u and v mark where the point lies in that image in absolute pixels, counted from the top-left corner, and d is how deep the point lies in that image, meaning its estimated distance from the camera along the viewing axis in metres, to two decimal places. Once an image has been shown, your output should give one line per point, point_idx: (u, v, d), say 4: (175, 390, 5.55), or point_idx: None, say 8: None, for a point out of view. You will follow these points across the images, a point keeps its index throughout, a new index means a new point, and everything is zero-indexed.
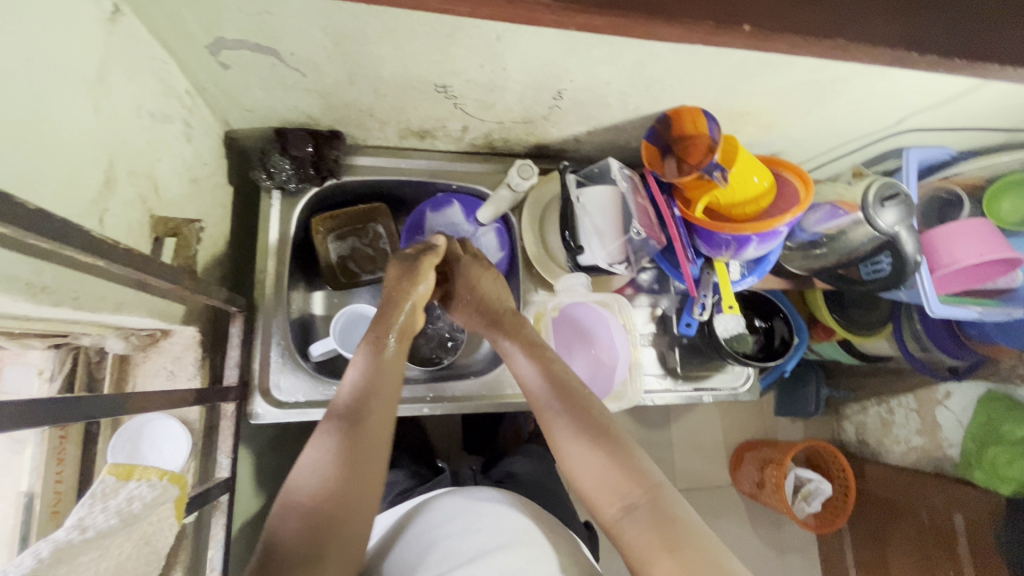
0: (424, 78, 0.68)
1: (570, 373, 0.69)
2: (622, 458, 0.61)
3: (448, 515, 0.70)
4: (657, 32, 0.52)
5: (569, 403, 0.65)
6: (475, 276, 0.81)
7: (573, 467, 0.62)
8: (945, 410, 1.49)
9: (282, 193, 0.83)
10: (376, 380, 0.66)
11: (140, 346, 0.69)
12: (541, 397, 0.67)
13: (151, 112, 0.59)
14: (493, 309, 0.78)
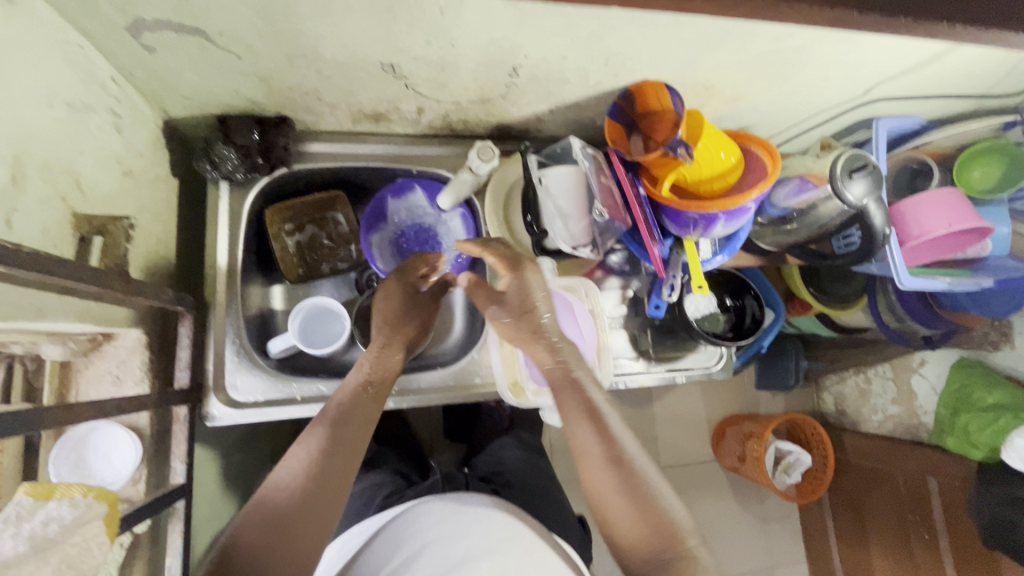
0: (369, 57, 0.64)
1: (593, 385, 0.69)
2: (642, 491, 0.61)
3: (438, 523, 0.68)
4: None
5: (596, 414, 0.66)
6: (529, 292, 0.73)
7: (590, 474, 0.63)
8: (921, 379, 1.52)
9: (231, 184, 0.79)
10: (358, 405, 0.68)
11: (81, 351, 0.65)
12: (561, 389, 0.69)
13: (67, 102, 0.54)
14: (535, 324, 0.72)
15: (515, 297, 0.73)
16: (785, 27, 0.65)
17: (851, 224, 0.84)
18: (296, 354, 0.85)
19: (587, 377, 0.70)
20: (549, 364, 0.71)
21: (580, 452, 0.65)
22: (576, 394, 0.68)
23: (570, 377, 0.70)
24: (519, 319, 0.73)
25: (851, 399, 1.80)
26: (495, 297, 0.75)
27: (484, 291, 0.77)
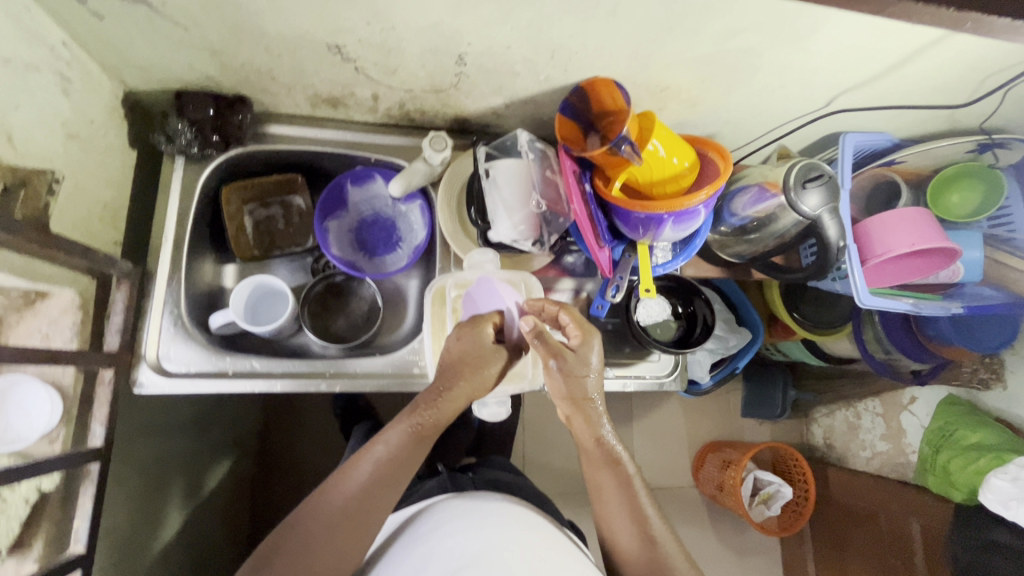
0: (312, 35, 0.66)
1: (629, 459, 0.74)
2: (654, 541, 0.69)
3: (455, 515, 0.71)
4: None
5: (625, 479, 0.72)
6: (592, 364, 0.72)
7: (619, 536, 0.71)
8: (911, 416, 1.44)
9: (186, 159, 0.81)
10: (401, 456, 0.67)
11: (11, 307, 0.63)
12: (597, 462, 0.74)
13: (5, 57, 0.56)
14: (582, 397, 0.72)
15: (579, 365, 0.72)
16: (727, 25, 0.64)
17: (809, 237, 0.82)
18: (240, 332, 0.85)
19: (624, 452, 0.74)
20: (590, 441, 0.74)
21: (612, 522, 0.72)
22: (610, 467, 0.73)
23: (608, 451, 0.73)
24: (570, 387, 0.72)
25: (840, 433, 1.73)
26: (555, 355, 0.72)
27: (546, 344, 0.73)
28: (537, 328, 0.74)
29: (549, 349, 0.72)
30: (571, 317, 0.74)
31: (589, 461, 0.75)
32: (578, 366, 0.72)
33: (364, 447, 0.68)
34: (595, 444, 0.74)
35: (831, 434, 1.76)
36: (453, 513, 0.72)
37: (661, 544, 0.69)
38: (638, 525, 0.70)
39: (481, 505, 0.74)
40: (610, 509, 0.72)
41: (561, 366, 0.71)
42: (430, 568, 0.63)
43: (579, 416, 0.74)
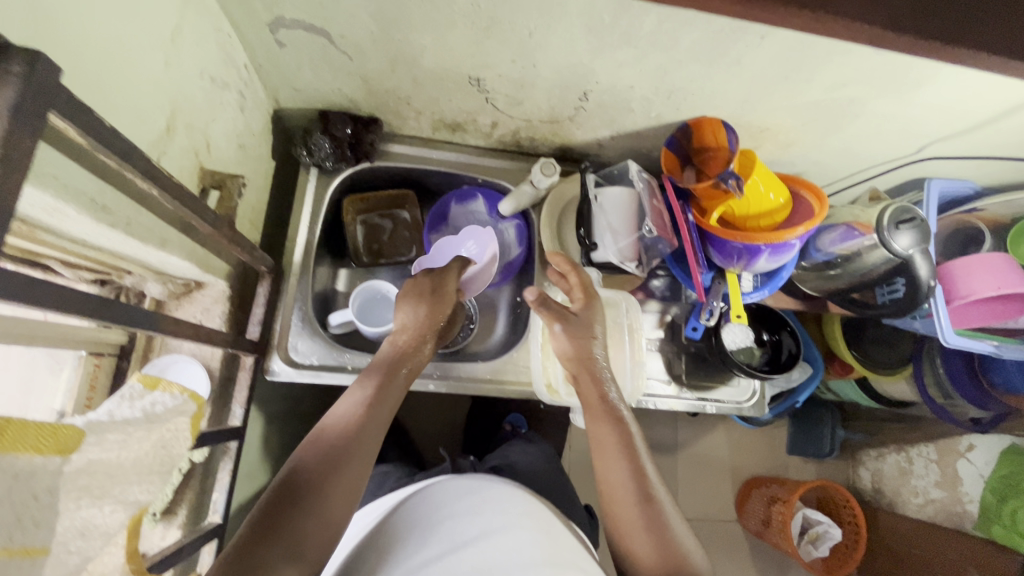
0: (459, 68, 0.74)
1: (634, 421, 0.71)
2: (651, 506, 0.64)
3: (454, 495, 0.69)
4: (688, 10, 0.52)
5: (626, 441, 0.68)
6: (596, 322, 0.78)
7: (617, 496, 0.66)
8: (967, 463, 1.41)
9: (320, 170, 0.89)
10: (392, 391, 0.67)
11: (175, 294, 0.74)
12: (599, 416, 0.70)
13: (212, 77, 0.65)
14: (588, 355, 0.75)
15: (583, 326, 0.77)
16: (840, 76, 0.70)
17: (896, 275, 0.86)
18: (351, 331, 0.91)
19: (629, 413, 0.71)
20: (596, 398, 0.72)
21: (609, 487, 0.67)
22: (614, 424, 0.69)
23: (611, 408, 0.71)
24: (577, 348, 0.75)
25: (890, 477, 1.68)
26: (563, 316, 0.77)
27: (552, 308, 0.77)
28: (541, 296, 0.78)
29: (557, 309, 0.77)
30: (579, 280, 0.80)
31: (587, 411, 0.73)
32: (579, 326, 0.77)
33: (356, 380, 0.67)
34: (598, 400, 0.72)
35: (881, 478, 1.73)
36: (451, 493, 0.69)
37: (659, 509, 0.64)
38: (638, 488, 0.65)
39: (482, 485, 0.72)
40: (609, 470, 0.67)
41: (567, 322, 0.77)
42: (428, 545, 0.61)
43: (585, 375, 0.74)
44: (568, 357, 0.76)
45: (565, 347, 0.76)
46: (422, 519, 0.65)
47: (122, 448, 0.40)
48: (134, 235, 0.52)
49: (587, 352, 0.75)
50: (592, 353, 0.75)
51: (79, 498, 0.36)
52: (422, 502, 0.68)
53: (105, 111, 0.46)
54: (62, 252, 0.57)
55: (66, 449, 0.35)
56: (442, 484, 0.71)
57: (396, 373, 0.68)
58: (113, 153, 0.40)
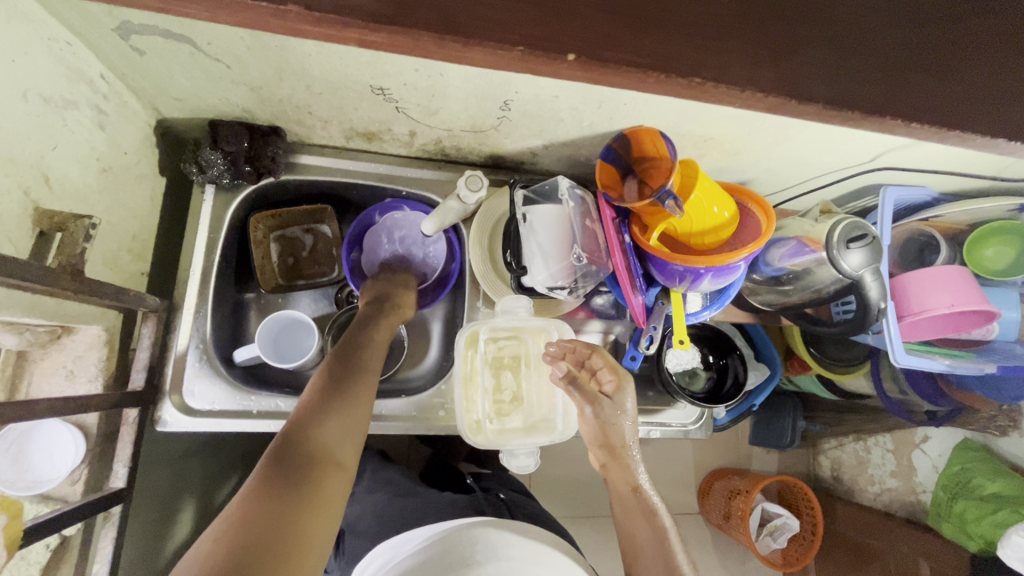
0: (357, 78, 0.64)
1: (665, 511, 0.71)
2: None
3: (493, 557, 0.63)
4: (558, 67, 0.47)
5: (657, 525, 0.69)
6: (627, 405, 0.75)
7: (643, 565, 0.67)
8: (922, 454, 1.37)
9: (217, 188, 0.79)
10: (312, 433, 0.59)
11: (38, 343, 0.62)
12: (630, 509, 0.71)
13: (42, 97, 0.54)
14: (618, 447, 0.74)
15: (614, 412, 0.74)
16: None
17: (847, 294, 0.80)
18: (263, 364, 0.83)
19: (660, 503, 0.72)
20: (627, 490, 0.72)
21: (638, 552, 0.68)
22: (647, 517, 0.70)
23: (643, 500, 0.71)
24: (607, 434, 0.75)
25: (848, 465, 1.63)
26: (593, 402, 0.75)
27: (582, 392, 0.75)
28: (570, 375, 0.77)
29: (593, 397, 0.75)
30: (604, 362, 0.76)
31: (615, 495, 0.74)
32: (611, 412, 0.74)
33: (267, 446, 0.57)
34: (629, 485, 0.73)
35: (839, 466, 1.67)
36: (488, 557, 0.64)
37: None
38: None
39: (523, 546, 0.66)
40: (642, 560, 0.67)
41: (597, 408, 0.74)
42: None
43: (614, 464, 0.75)
44: (596, 444, 0.76)
45: (596, 436, 0.76)
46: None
47: None
48: None
49: (616, 444, 0.74)
50: (623, 445, 0.74)
51: None
52: (472, 549, 0.64)
53: None
54: None
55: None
56: (480, 536, 0.66)
57: (319, 414, 0.60)
58: None
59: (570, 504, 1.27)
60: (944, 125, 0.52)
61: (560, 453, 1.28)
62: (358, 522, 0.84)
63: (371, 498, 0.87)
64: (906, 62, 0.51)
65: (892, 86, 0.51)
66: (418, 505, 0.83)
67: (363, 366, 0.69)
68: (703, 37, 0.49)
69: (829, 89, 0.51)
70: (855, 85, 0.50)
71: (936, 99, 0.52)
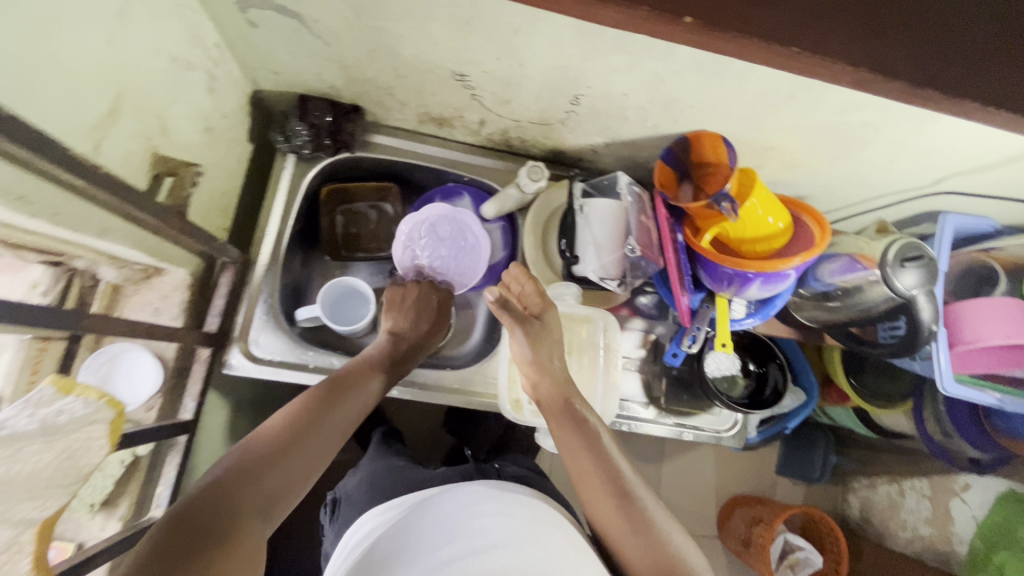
0: (442, 63, 0.69)
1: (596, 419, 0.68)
2: (666, 553, 0.56)
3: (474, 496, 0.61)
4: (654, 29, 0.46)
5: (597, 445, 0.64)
6: (553, 329, 0.75)
7: (597, 505, 0.62)
8: (960, 502, 1.24)
9: (297, 157, 0.85)
10: (262, 474, 0.54)
11: (132, 279, 0.71)
12: (562, 421, 0.67)
13: (172, 57, 0.61)
14: (552, 372, 0.72)
15: (543, 331, 0.74)
16: (852, 99, 0.64)
17: (897, 314, 0.80)
18: (321, 326, 0.88)
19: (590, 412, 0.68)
20: (557, 400, 0.69)
21: (601, 517, 0.61)
22: (577, 427, 0.66)
23: (573, 410, 0.68)
24: (538, 353, 0.72)
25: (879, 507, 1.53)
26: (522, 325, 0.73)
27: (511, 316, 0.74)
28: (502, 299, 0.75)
29: (518, 317, 0.74)
30: (531, 285, 0.76)
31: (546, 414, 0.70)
32: (540, 334, 0.74)
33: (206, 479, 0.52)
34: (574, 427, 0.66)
35: (869, 506, 1.57)
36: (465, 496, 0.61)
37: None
38: (614, 488, 0.61)
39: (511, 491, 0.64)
40: (586, 478, 0.63)
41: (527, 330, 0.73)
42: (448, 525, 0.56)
43: (568, 423, 0.66)
44: (523, 361, 0.73)
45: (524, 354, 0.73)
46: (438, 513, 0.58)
47: (11, 462, 0.38)
48: (63, 226, 0.49)
49: (548, 368, 0.72)
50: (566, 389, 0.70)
51: None
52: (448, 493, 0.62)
53: (27, 90, 0.43)
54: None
55: None
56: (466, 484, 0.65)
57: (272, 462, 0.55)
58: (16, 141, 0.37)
59: None
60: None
61: None
62: (354, 491, 0.86)
63: (371, 469, 0.90)
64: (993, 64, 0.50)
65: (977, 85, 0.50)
66: (409, 474, 0.85)
67: (363, 383, 0.70)
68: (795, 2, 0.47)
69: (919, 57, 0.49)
70: (937, 79, 0.50)
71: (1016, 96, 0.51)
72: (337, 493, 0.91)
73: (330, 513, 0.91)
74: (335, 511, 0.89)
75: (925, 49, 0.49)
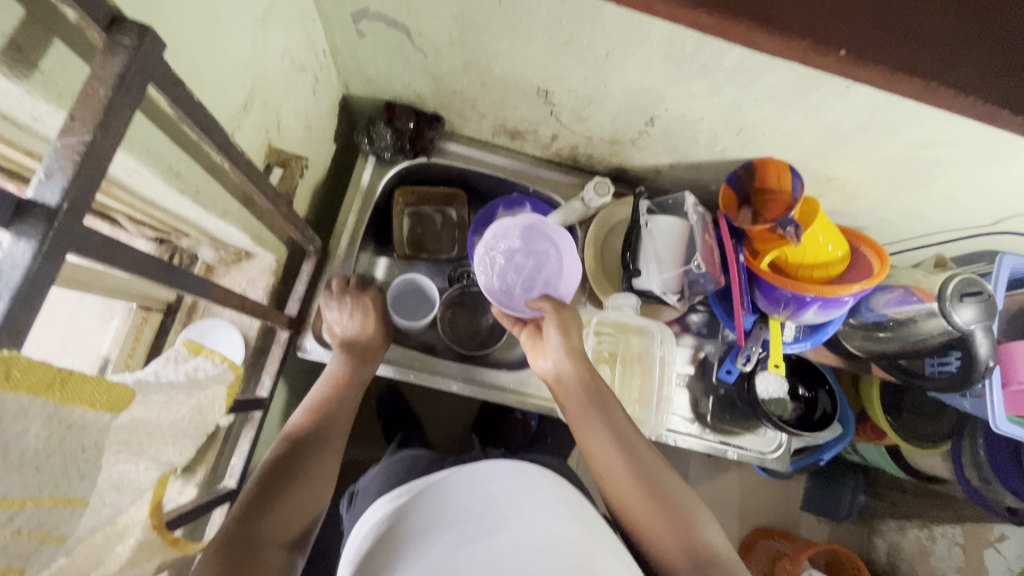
0: (530, 80, 0.74)
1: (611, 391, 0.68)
2: (681, 512, 0.58)
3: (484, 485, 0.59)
4: (753, 39, 0.46)
5: (612, 420, 0.65)
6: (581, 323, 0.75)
7: (609, 475, 0.63)
8: (994, 553, 1.16)
9: (377, 159, 0.91)
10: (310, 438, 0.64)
11: (225, 261, 0.76)
12: (573, 398, 0.68)
13: (292, 59, 0.67)
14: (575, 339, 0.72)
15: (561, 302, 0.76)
16: (923, 136, 0.67)
17: (952, 348, 0.81)
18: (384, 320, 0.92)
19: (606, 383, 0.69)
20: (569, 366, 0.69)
21: (618, 490, 0.62)
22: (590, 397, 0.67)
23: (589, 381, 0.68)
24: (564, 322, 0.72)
25: (909, 553, 1.37)
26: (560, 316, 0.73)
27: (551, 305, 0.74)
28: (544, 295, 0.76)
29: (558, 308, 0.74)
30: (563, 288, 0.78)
31: (558, 388, 0.70)
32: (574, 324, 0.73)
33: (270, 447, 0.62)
34: (597, 408, 0.66)
35: (897, 551, 1.41)
36: (473, 485, 0.60)
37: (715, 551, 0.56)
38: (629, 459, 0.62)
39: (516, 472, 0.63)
40: (601, 451, 0.64)
41: (562, 318, 0.73)
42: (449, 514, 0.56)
43: (594, 408, 0.66)
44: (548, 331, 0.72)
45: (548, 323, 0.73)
46: (451, 511, 0.56)
47: (163, 409, 0.41)
48: (198, 203, 0.54)
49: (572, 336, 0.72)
50: (598, 376, 0.69)
51: (118, 452, 0.38)
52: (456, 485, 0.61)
53: (191, 79, 0.48)
54: (131, 210, 0.58)
55: (117, 409, 0.34)
56: (471, 471, 0.63)
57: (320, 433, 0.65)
58: (196, 125, 0.42)
59: None
60: None
61: None
62: (371, 481, 0.87)
63: (392, 459, 0.92)
64: None
65: None
66: (418, 462, 0.88)
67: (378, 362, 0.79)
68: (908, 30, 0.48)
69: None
70: None
71: None
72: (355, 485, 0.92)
73: (346, 504, 0.92)
74: (351, 501, 0.89)
75: None
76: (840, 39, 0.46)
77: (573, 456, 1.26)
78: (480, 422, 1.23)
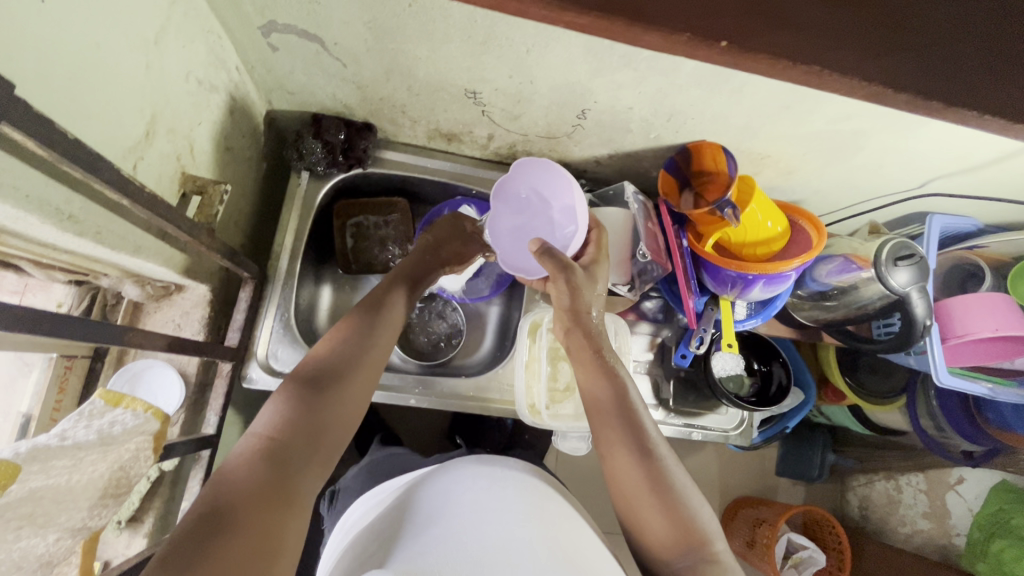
0: (455, 82, 0.72)
1: (632, 387, 0.65)
2: (690, 522, 0.55)
3: (457, 494, 0.55)
4: (648, 43, 0.46)
5: (631, 422, 0.61)
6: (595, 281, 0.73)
7: (620, 479, 0.59)
8: (955, 495, 1.20)
9: (310, 174, 0.87)
10: (334, 390, 0.56)
11: (154, 297, 0.72)
12: (598, 396, 0.64)
13: (199, 80, 0.63)
14: (583, 319, 0.70)
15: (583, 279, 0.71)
16: (843, 109, 0.68)
17: (892, 311, 0.83)
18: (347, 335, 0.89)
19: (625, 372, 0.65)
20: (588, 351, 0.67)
21: (624, 493, 0.59)
22: (613, 390, 0.64)
23: (608, 367, 0.66)
24: (576, 300, 0.70)
25: (877, 505, 1.42)
26: (566, 273, 0.70)
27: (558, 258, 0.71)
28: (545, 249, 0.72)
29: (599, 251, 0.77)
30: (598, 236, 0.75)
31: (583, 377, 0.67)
32: (583, 281, 0.71)
33: (277, 393, 0.54)
34: (621, 418, 0.61)
35: (868, 504, 1.46)
36: (449, 494, 0.55)
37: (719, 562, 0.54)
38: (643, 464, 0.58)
39: (497, 484, 0.58)
40: (616, 453, 0.60)
41: (569, 279, 0.70)
42: (419, 524, 0.51)
43: (616, 407, 0.62)
44: (563, 309, 0.71)
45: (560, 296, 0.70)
46: (422, 520, 0.52)
47: (72, 472, 0.42)
48: (104, 244, 0.51)
49: (581, 316, 0.70)
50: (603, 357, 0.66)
51: (18, 528, 0.38)
52: (429, 492, 0.57)
53: (74, 115, 0.45)
54: (32, 256, 0.55)
55: (2, 485, 0.37)
56: (447, 475, 0.59)
57: (335, 382, 0.56)
58: (76, 163, 0.39)
59: (595, 510, 1.26)
60: (1016, 118, 0.51)
61: (591, 458, 1.28)
62: (348, 481, 0.85)
63: (375, 454, 0.90)
64: (982, 67, 0.50)
65: (974, 86, 0.51)
66: (399, 461, 0.85)
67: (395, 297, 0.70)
68: (805, 10, 0.48)
69: (925, 60, 0.50)
70: (940, 88, 0.50)
71: (1012, 99, 0.51)
72: (334, 485, 0.89)
73: (327, 503, 0.88)
74: (333, 500, 0.86)
75: (939, 54, 0.50)
76: (723, 31, 0.47)
77: (550, 452, 1.26)
78: (454, 428, 1.21)
